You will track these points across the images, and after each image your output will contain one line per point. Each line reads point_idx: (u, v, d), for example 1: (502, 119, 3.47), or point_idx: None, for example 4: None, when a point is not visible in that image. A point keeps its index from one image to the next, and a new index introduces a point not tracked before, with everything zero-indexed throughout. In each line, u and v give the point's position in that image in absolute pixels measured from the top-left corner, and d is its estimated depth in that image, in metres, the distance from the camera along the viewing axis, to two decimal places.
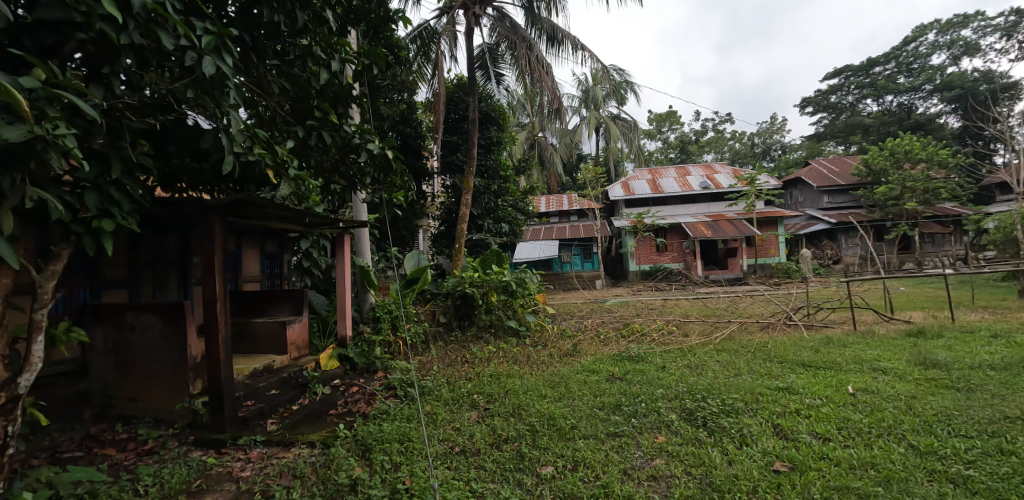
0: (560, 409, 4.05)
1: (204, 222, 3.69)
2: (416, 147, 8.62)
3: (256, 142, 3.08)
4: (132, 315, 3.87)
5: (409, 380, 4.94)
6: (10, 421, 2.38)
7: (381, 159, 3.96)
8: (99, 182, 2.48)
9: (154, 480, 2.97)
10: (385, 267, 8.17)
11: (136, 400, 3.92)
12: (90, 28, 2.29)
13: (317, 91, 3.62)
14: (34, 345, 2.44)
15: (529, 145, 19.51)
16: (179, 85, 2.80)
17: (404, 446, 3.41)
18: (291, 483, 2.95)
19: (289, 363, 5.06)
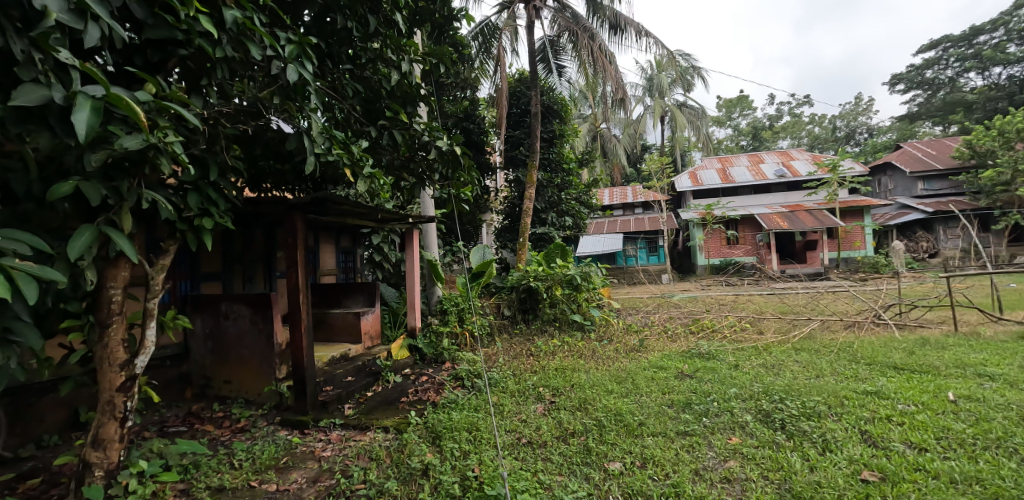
0: (627, 405, 3.99)
1: (288, 219, 3.96)
2: (480, 142, 8.83)
3: (334, 143, 3.27)
4: (226, 304, 4.25)
5: (476, 371, 5.06)
6: (129, 397, 2.69)
7: (449, 155, 4.08)
8: (200, 184, 2.74)
9: (247, 455, 3.25)
10: (451, 261, 8.40)
11: (230, 382, 4.29)
12: (190, 44, 2.54)
13: (387, 92, 3.83)
14: (147, 330, 2.73)
15: (591, 137, 19.23)
16: (265, 93, 3.03)
17: (471, 435, 3.50)
18: (368, 465, 3.12)
19: (363, 352, 5.35)
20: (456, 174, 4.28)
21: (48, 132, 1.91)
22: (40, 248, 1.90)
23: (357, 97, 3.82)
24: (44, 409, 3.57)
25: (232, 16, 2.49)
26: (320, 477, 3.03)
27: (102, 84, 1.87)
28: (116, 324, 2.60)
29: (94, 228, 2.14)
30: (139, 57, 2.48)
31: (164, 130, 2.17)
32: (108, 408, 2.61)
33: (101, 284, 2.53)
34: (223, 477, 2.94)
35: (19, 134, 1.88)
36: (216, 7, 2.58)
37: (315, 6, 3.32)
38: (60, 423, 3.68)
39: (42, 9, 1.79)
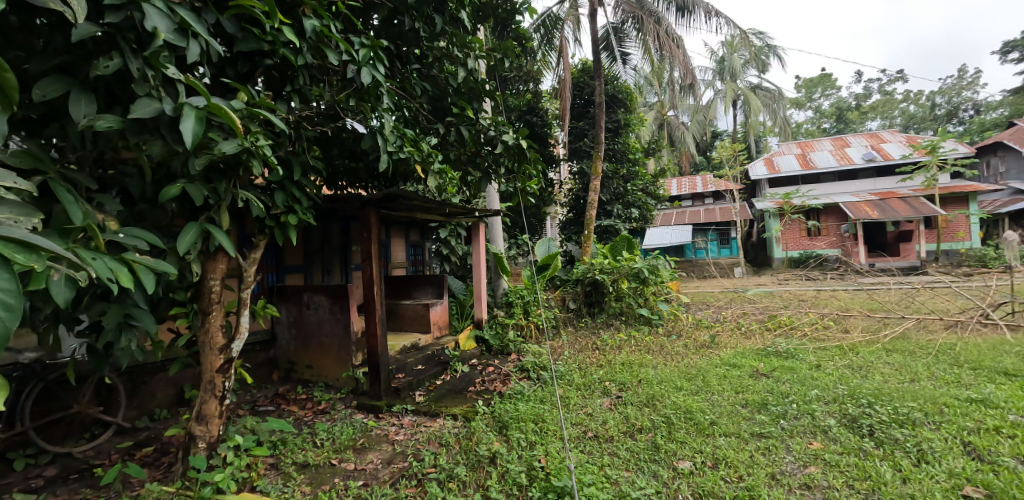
0: (698, 402, 3.86)
1: (362, 215, 4.18)
2: (544, 134, 8.68)
3: (405, 141, 3.40)
4: (308, 294, 4.56)
5: (542, 363, 5.09)
6: (227, 378, 2.96)
7: (515, 148, 4.11)
8: (286, 184, 2.96)
9: (328, 435, 3.48)
10: (515, 254, 8.48)
11: (312, 367, 4.61)
12: (275, 54, 2.74)
13: (453, 89, 3.99)
14: (242, 317, 3.00)
15: (657, 125, 18.60)
16: (341, 96, 3.22)
17: (537, 426, 3.54)
18: (438, 450, 3.25)
19: (432, 342, 5.56)
20: (521, 167, 4.31)
21: (160, 140, 2.14)
22: (155, 242, 2.15)
23: (425, 96, 3.97)
24: (157, 386, 4.02)
25: (311, 26, 2.66)
26: (394, 459, 3.19)
27: (203, 94, 2.06)
28: (215, 312, 2.87)
29: (198, 225, 2.38)
30: (232, 68, 2.71)
31: (255, 135, 2.36)
32: (210, 387, 2.90)
33: (203, 276, 2.80)
34: (308, 454, 3.17)
35: (137, 143, 2.12)
36: (297, 18, 2.77)
37: (384, 10, 3.47)
38: (170, 399, 4.13)
39: (153, 31, 2.00)
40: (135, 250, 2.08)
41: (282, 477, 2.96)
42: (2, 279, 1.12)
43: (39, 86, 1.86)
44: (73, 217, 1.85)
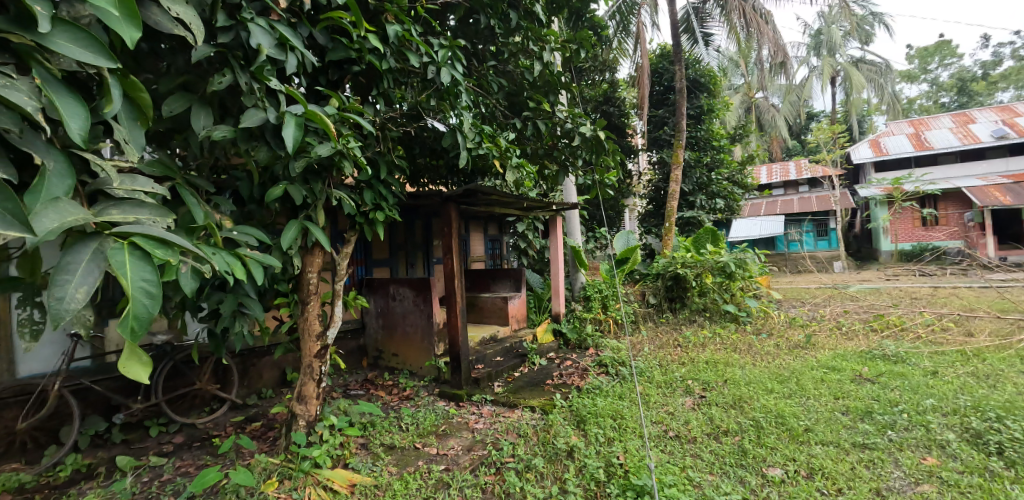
0: (792, 407, 3.60)
1: (444, 210, 4.33)
2: (622, 125, 8.50)
3: (483, 137, 3.48)
4: (394, 286, 4.83)
5: (620, 359, 5.01)
6: (324, 362, 3.21)
7: (593, 140, 4.04)
8: (374, 182, 3.14)
9: (413, 420, 3.67)
10: (593, 248, 8.37)
11: (397, 354, 4.87)
12: (361, 60, 2.91)
13: (529, 83, 4.02)
14: (336, 308, 3.23)
15: (743, 109, 17.50)
16: (423, 96, 3.36)
17: (616, 423, 3.49)
18: (516, 441, 3.32)
19: (510, 334, 5.68)
20: (599, 159, 4.23)
21: (265, 146, 2.36)
22: (262, 238, 2.38)
23: (502, 92, 4.06)
24: (263, 368, 4.46)
25: (393, 31, 2.80)
26: (474, 446, 3.31)
27: (301, 103, 2.23)
28: (313, 302, 3.12)
29: (298, 223, 2.62)
30: (324, 77, 2.92)
31: (346, 137, 2.52)
32: (309, 371, 3.16)
33: (303, 269, 3.06)
34: (395, 437, 3.37)
35: (246, 149, 2.35)
36: (380, 25, 2.92)
37: (461, 10, 3.57)
38: (274, 380, 4.56)
39: (257, 47, 2.19)
40: (246, 245, 2.32)
41: (371, 456, 3.17)
42: (144, 271, 1.25)
43: (168, 103, 2.11)
44: (197, 217, 2.09)
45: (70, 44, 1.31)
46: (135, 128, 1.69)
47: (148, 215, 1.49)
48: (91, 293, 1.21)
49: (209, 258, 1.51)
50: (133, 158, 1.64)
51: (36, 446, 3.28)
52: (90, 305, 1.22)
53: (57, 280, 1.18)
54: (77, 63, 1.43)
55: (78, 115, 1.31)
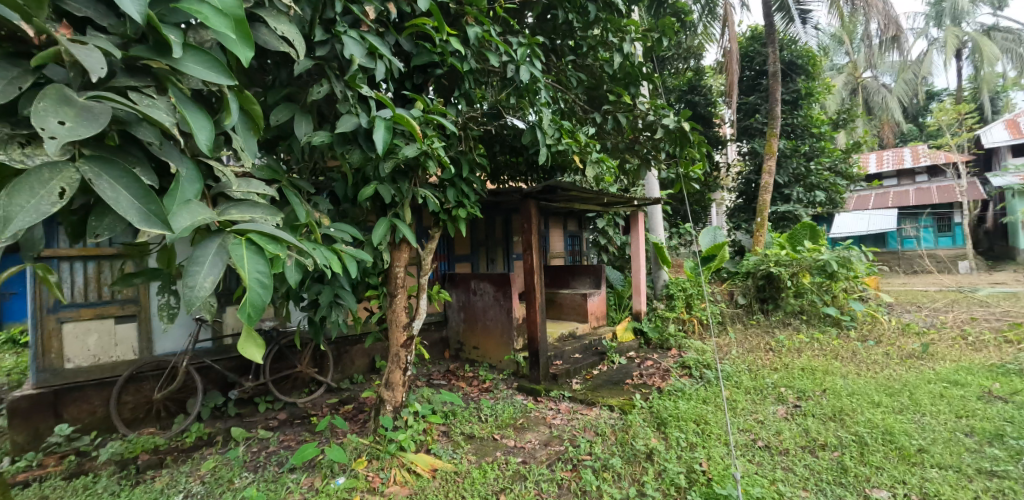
0: (903, 423, 3.24)
1: (524, 207, 4.40)
2: (708, 115, 8.27)
3: (563, 133, 3.48)
4: (476, 281, 5.01)
5: (705, 361, 4.77)
6: (410, 352, 3.40)
7: (677, 132, 3.88)
8: (457, 180, 3.26)
9: (492, 411, 3.77)
10: (676, 244, 8.07)
11: (478, 347, 5.04)
12: (444, 63, 3.03)
13: (609, 76, 3.96)
14: (422, 301, 3.41)
15: (847, 92, 15.93)
16: (503, 95, 3.44)
17: (700, 428, 3.35)
18: (594, 439, 3.30)
19: (589, 331, 5.67)
20: (683, 152, 4.05)
21: (358, 149, 2.54)
22: (356, 235, 2.56)
23: (581, 86, 4.04)
24: (355, 355, 4.81)
25: (474, 33, 2.89)
26: (551, 442, 3.33)
27: (389, 106, 2.36)
28: (400, 295, 3.32)
29: (387, 220, 2.81)
30: (409, 81, 3.07)
31: (430, 138, 2.64)
32: (396, 359, 3.35)
33: (392, 263, 3.26)
34: (474, 427, 3.49)
35: (341, 153, 2.54)
36: (462, 28, 3.02)
37: (540, 7, 3.59)
38: (365, 367, 4.90)
39: (350, 58, 2.34)
40: (342, 242, 2.50)
41: (452, 444, 3.30)
42: (259, 264, 1.39)
43: (275, 113, 2.33)
44: (300, 216, 2.29)
45: (198, 66, 1.49)
46: (248, 137, 1.87)
47: (261, 214, 1.66)
48: (216, 282, 1.35)
49: (312, 255, 1.65)
50: (247, 163, 1.83)
51: (168, 414, 3.78)
52: (216, 293, 1.37)
53: (190, 270, 1.34)
54: (202, 82, 1.61)
55: (204, 128, 1.48)
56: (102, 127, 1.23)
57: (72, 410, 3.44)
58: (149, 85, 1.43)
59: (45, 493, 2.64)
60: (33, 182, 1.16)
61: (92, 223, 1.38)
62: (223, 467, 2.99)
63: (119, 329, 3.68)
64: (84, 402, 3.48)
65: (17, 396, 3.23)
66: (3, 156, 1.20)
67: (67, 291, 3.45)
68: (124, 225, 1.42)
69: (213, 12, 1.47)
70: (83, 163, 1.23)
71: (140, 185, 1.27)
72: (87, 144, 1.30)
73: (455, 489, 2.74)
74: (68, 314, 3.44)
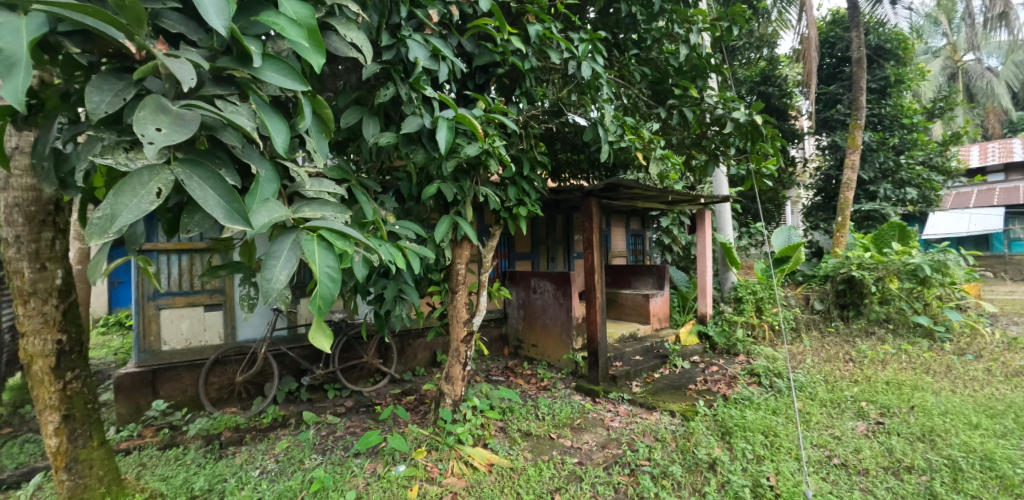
0: (1010, 450, 2.87)
1: (585, 205, 4.35)
2: (783, 107, 7.78)
3: (626, 129, 3.40)
4: (536, 279, 5.03)
5: (776, 369, 4.48)
6: (469, 348, 3.47)
7: (747, 126, 3.67)
8: (517, 179, 3.29)
9: (550, 410, 3.76)
10: (746, 245, 7.64)
11: (537, 346, 5.06)
12: (505, 62, 3.06)
13: (675, 69, 3.83)
14: (482, 297, 3.47)
15: (948, 78, 14.34)
16: (564, 92, 3.42)
17: (768, 441, 3.15)
18: (653, 445, 3.20)
19: (652, 333, 5.51)
20: (754, 147, 3.83)
21: (422, 148, 2.62)
22: (419, 232, 2.64)
23: (645, 81, 3.94)
24: (417, 348, 4.99)
25: (535, 31, 2.89)
26: (608, 444, 3.27)
27: (452, 106, 2.41)
28: (461, 291, 3.40)
29: (449, 218, 2.91)
30: (471, 81, 3.13)
31: (492, 137, 2.68)
32: (456, 354, 3.43)
33: (454, 260, 3.35)
34: (531, 424, 3.49)
35: (406, 153, 2.64)
36: (523, 26, 3.04)
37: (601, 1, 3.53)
38: (426, 360, 5.07)
39: (415, 61, 2.43)
40: (406, 239, 2.59)
41: (509, 440, 3.32)
42: (328, 260, 1.47)
43: (345, 116, 2.45)
44: (367, 213, 2.40)
45: (275, 74, 1.60)
46: (321, 139, 1.98)
47: (331, 212, 1.75)
48: (291, 276, 1.44)
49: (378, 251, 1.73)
50: (320, 164, 1.94)
51: (248, 395, 4.10)
52: (291, 285, 1.46)
53: (268, 263, 1.44)
54: (279, 88, 1.73)
55: (281, 131, 1.59)
56: (192, 132, 1.34)
57: (167, 388, 3.82)
58: (233, 93, 1.55)
59: (144, 461, 2.95)
60: (134, 184, 1.29)
61: (184, 221, 1.52)
62: (295, 447, 3.21)
63: (208, 316, 4.05)
64: (176, 381, 3.86)
65: (122, 373, 3.65)
66: (111, 160, 1.35)
67: (164, 280, 3.86)
68: (210, 221, 1.56)
69: (288, 23, 1.58)
70: (177, 166, 1.36)
71: (224, 185, 1.38)
72: (180, 149, 1.43)
73: (510, 485, 2.76)
74: (164, 301, 3.85)
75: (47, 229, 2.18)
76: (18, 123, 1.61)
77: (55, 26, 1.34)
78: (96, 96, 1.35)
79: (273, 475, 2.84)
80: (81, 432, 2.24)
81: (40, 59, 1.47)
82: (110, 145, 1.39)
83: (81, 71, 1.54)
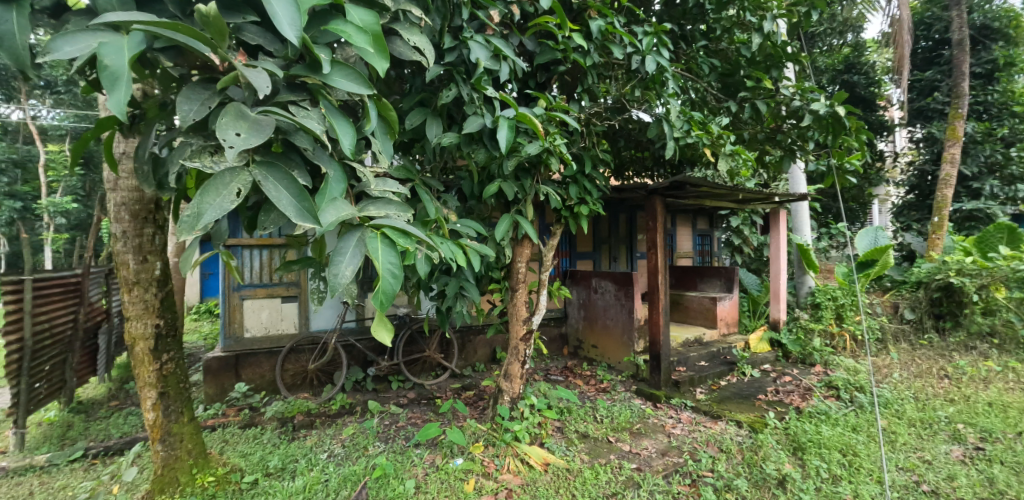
0: None
1: (649, 204, 4.23)
2: (870, 97, 7.18)
3: (693, 125, 3.27)
4: (597, 279, 4.96)
5: (859, 383, 4.11)
6: (528, 346, 3.49)
7: (828, 118, 3.39)
8: (578, 177, 3.26)
9: (608, 412, 3.69)
10: (826, 247, 7.07)
11: (597, 347, 4.98)
12: (567, 59, 3.04)
13: (747, 60, 3.62)
14: (541, 296, 3.48)
15: None
16: (628, 88, 3.34)
17: (847, 461, 2.90)
18: (717, 455, 3.05)
19: (719, 338, 5.26)
20: (836, 141, 3.54)
21: (483, 148, 2.66)
22: (480, 231, 2.68)
23: (714, 73, 3.76)
24: (478, 344, 5.09)
25: (597, 26, 2.85)
26: (669, 451, 3.16)
27: (512, 105, 2.42)
28: (521, 290, 3.43)
29: (510, 217, 2.96)
30: (533, 80, 3.14)
31: (552, 135, 2.67)
32: (515, 351, 3.46)
33: (514, 258, 3.38)
34: (589, 426, 3.45)
35: (468, 152, 2.69)
36: (585, 22, 3.00)
37: None
38: (486, 357, 5.15)
39: (476, 62, 2.48)
40: (467, 237, 2.64)
41: (567, 440, 3.29)
42: (390, 256, 1.52)
43: (409, 118, 2.54)
44: (430, 212, 2.47)
45: (344, 79, 1.69)
46: (386, 140, 2.06)
47: (396, 210, 1.82)
48: (356, 271, 1.51)
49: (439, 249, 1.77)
50: (384, 164, 2.02)
51: (319, 382, 4.37)
52: (355, 281, 1.53)
53: (335, 260, 1.51)
54: (347, 93, 1.82)
55: (348, 133, 1.67)
56: (268, 136, 1.44)
57: (248, 372, 4.16)
58: (304, 99, 1.65)
59: (227, 438, 3.23)
60: (218, 184, 1.40)
61: (261, 219, 1.63)
62: (360, 434, 3.38)
63: (285, 307, 4.37)
64: (256, 366, 4.19)
65: (210, 357, 4.02)
66: (198, 164, 1.47)
67: (246, 273, 4.20)
68: (285, 219, 1.67)
69: (355, 30, 1.66)
70: (255, 168, 1.46)
71: (296, 186, 1.47)
72: (258, 152, 1.54)
73: (566, 486, 2.74)
74: (247, 292, 4.19)
75: (149, 225, 2.45)
76: (124, 131, 1.81)
77: (152, 43, 1.47)
78: (186, 105, 1.48)
79: (339, 459, 3.01)
80: (174, 408, 2.49)
81: (141, 74, 1.65)
82: (197, 149, 1.52)
83: (175, 83, 1.71)
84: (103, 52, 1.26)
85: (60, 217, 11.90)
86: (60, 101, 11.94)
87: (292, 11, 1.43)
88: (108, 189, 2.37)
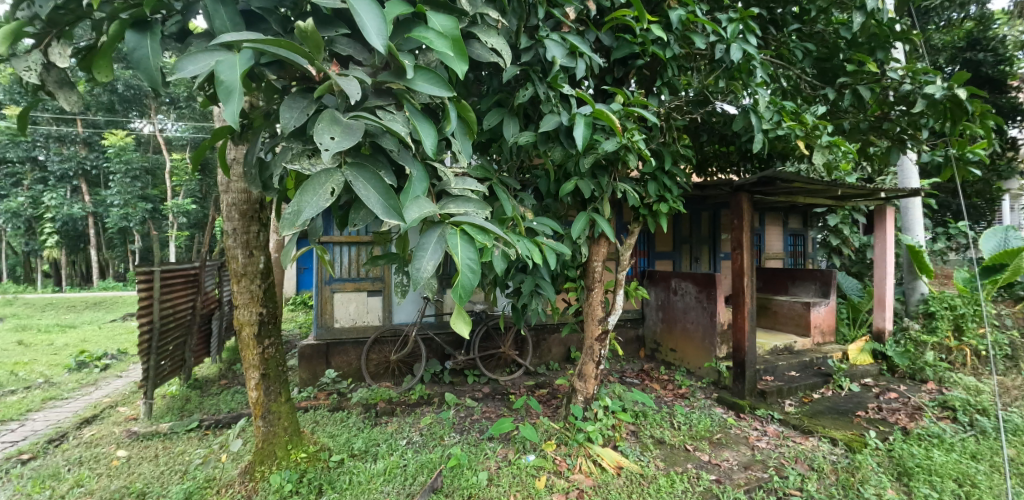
0: None
1: (734, 201, 3.99)
2: (999, 77, 6.28)
3: (785, 115, 3.05)
4: (677, 280, 4.79)
5: (984, 405, 3.60)
6: (603, 346, 3.43)
7: (946, 102, 3.01)
8: (658, 174, 3.16)
9: (686, 419, 3.53)
10: (944, 248, 6.27)
11: (676, 350, 4.80)
12: (645, 53, 2.96)
13: (847, 42, 3.31)
14: (617, 296, 3.41)
15: None
16: (711, 79, 3.19)
17: (964, 492, 2.57)
18: (807, 473, 2.82)
19: (812, 347, 4.86)
20: (955, 129, 3.13)
21: (560, 146, 2.67)
22: (556, 229, 2.67)
23: (808, 58, 3.47)
24: (552, 343, 5.11)
25: (677, 16, 2.75)
26: (752, 465, 2.96)
27: (590, 102, 2.39)
28: (597, 289, 3.41)
29: (586, 215, 2.93)
30: (610, 76, 3.10)
31: (630, 131, 2.62)
32: (590, 351, 3.42)
33: (591, 256, 3.35)
34: (665, 432, 3.32)
35: (544, 150, 2.72)
36: (665, 13, 2.91)
37: None
38: (561, 356, 5.16)
39: (553, 60, 2.47)
40: (543, 235, 2.65)
41: (641, 445, 3.20)
42: (468, 252, 1.56)
43: (487, 118, 2.59)
44: (507, 210, 2.51)
45: (426, 83, 1.76)
46: (465, 140, 2.10)
47: (474, 208, 1.84)
48: (436, 266, 1.56)
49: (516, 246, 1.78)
50: (464, 164, 2.07)
51: (400, 372, 4.61)
52: (435, 276, 1.58)
53: (418, 255, 1.57)
54: (429, 96, 1.88)
55: (429, 134, 1.73)
56: (358, 139, 1.53)
57: (337, 359, 4.49)
58: (390, 103, 1.74)
59: (318, 419, 3.51)
60: (315, 184, 1.51)
61: (351, 216, 1.75)
62: (436, 424, 3.52)
63: (370, 300, 4.66)
64: (344, 354, 4.51)
65: (305, 343, 4.40)
66: (298, 166, 1.61)
67: (337, 268, 4.55)
68: (373, 216, 1.78)
69: (436, 36, 1.71)
70: (347, 168, 1.56)
71: (383, 185, 1.54)
72: (349, 154, 1.64)
73: (639, 492, 2.67)
74: (337, 285, 4.52)
75: (255, 223, 2.73)
76: (235, 138, 2.01)
77: (260, 58, 1.63)
78: (288, 113, 1.61)
79: (417, 446, 3.16)
80: (274, 388, 2.75)
81: (251, 87, 1.83)
82: (297, 153, 1.66)
83: (278, 94, 1.89)
84: (220, 70, 1.42)
85: (183, 217, 13.53)
86: (183, 115, 13.66)
87: (378, 21, 1.49)
88: (222, 190, 2.68)
